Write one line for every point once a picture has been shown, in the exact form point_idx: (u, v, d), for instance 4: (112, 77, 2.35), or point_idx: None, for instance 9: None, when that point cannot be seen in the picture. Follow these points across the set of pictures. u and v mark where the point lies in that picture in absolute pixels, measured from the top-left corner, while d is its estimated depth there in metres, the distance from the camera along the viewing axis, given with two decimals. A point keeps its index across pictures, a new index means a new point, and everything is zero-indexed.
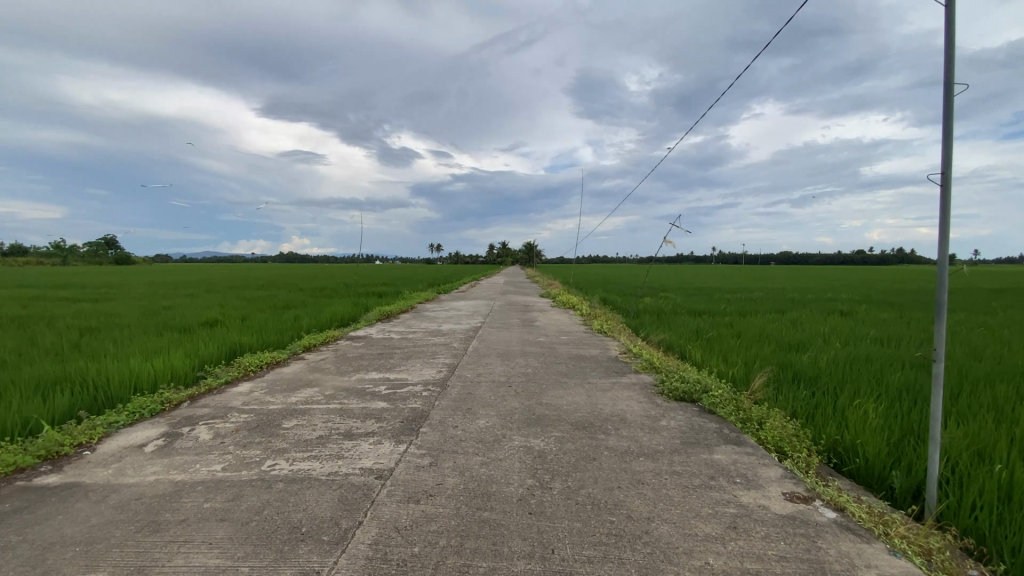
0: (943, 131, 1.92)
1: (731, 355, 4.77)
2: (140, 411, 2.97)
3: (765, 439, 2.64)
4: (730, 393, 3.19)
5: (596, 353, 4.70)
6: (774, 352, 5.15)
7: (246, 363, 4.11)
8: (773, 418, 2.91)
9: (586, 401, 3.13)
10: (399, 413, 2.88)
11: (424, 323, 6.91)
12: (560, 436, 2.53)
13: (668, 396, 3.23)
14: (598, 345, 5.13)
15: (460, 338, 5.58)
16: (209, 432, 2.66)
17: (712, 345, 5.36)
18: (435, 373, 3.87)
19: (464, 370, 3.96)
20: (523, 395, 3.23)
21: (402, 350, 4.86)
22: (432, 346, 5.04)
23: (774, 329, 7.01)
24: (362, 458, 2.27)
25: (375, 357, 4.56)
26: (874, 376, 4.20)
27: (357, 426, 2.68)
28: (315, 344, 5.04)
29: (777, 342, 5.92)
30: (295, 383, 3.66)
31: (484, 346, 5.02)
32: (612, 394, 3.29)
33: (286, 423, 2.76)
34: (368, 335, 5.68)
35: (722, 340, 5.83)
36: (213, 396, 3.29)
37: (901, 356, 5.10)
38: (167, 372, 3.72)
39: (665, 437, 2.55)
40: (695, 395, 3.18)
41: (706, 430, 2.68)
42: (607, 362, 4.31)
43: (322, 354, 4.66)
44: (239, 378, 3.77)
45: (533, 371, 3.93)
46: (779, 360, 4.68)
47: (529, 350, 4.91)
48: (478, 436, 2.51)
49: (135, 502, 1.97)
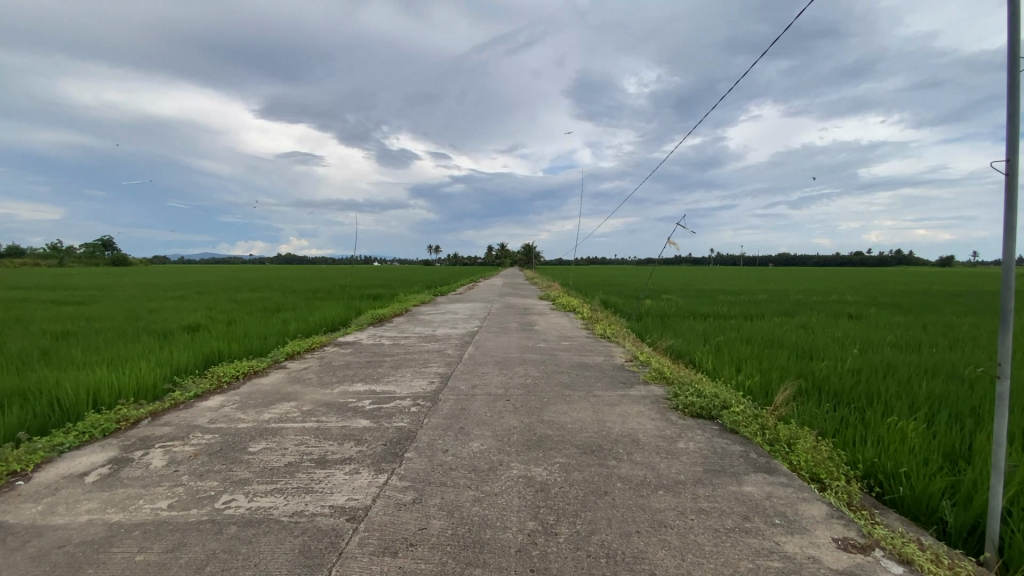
0: (1009, 106, 1.61)
1: (745, 364, 4.45)
2: (90, 431, 2.64)
3: (799, 465, 2.32)
4: (752, 409, 2.87)
5: (600, 361, 4.37)
6: (790, 360, 4.84)
7: (220, 373, 3.78)
8: (805, 439, 2.58)
9: (592, 418, 2.80)
10: (382, 435, 2.55)
11: (418, 328, 6.57)
12: (564, 463, 2.21)
13: (683, 412, 2.90)
14: (602, 351, 4.80)
15: (455, 344, 5.25)
16: (164, 458, 2.33)
17: (723, 353, 5.04)
18: (426, 384, 3.55)
19: (458, 381, 3.63)
20: (522, 411, 2.90)
21: (392, 358, 4.52)
22: (424, 353, 4.70)
23: (784, 334, 6.70)
24: (334, 493, 1.94)
25: (363, 365, 4.23)
26: (902, 387, 3.88)
27: (333, 450, 2.34)
28: (299, 351, 4.71)
29: (790, 348, 5.60)
30: (272, 396, 3.33)
31: (481, 354, 4.68)
32: (620, 410, 2.96)
33: (252, 446, 2.42)
34: (357, 341, 5.35)
35: (732, 345, 5.51)
36: (176, 413, 2.95)
37: (925, 364, 4.79)
38: (130, 384, 3.38)
39: (686, 464, 2.23)
40: (714, 411, 2.85)
41: (731, 454, 2.36)
42: (612, 371, 3.99)
43: (306, 362, 4.33)
44: (211, 390, 3.43)
45: (533, 382, 3.60)
46: (796, 369, 4.37)
47: (528, 357, 4.58)
48: (470, 463, 2.18)
49: (56, 552, 1.64)
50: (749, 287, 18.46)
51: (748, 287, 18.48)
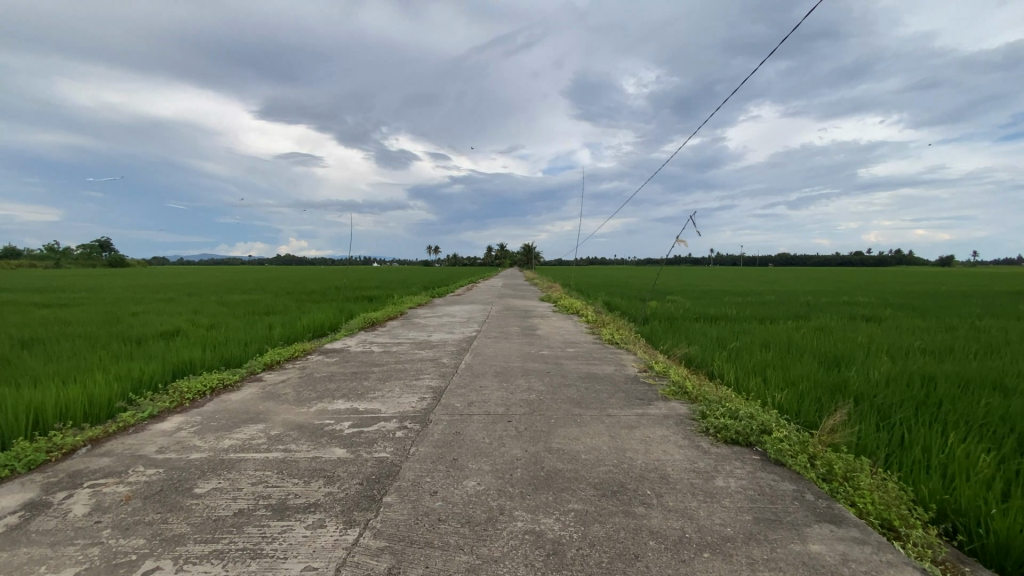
0: None
1: (771, 374, 4.04)
2: (12, 463, 2.22)
3: (866, 510, 1.90)
4: (797, 436, 2.45)
5: (611, 371, 3.95)
6: (817, 369, 4.42)
7: (185, 387, 3.36)
8: (865, 473, 2.17)
9: (609, 446, 2.38)
10: (359, 470, 2.12)
11: (412, 333, 6.12)
12: (580, 511, 1.78)
13: (714, 438, 2.48)
14: (613, 360, 4.36)
15: (451, 351, 4.80)
16: (90, 504, 1.90)
17: (743, 361, 4.61)
18: (416, 401, 3.12)
19: (452, 397, 3.20)
20: (526, 437, 2.47)
21: (380, 368, 4.08)
22: (416, 363, 4.26)
23: (802, 338, 6.27)
24: (288, 558, 1.51)
25: (348, 377, 3.80)
26: (951, 403, 3.45)
27: (297, 494, 1.91)
28: (279, 360, 4.27)
29: (814, 355, 5.18)
30: (238, 416, 2.89)
31: (478, 363, 4.24)
32: (641, 435, 2.54)
33: (199, 487, 1.99)
34: (344, 349, 4.90)
35: (752, 352, 5.08)
36: (122, 440, 2.52)
37: (967, 374, 4.36)
38: (78, 401, 2.96)
39: (730, 512, 1.80)
40: (752, 437, 2.43)
41: (783, 497, 1.93)
42: (625, 383, 3.57)
43: (284, 374, 3.89)
44: (170, 408, 3.01)
45: (537, 398, 3.17)
46: (828, 381, 3.96)
47: (531, 367, 4.15)
48: (464, 513, 1.75)
49: None
50: (753, 288, 17.95)
51: (753, 288, 17.97)
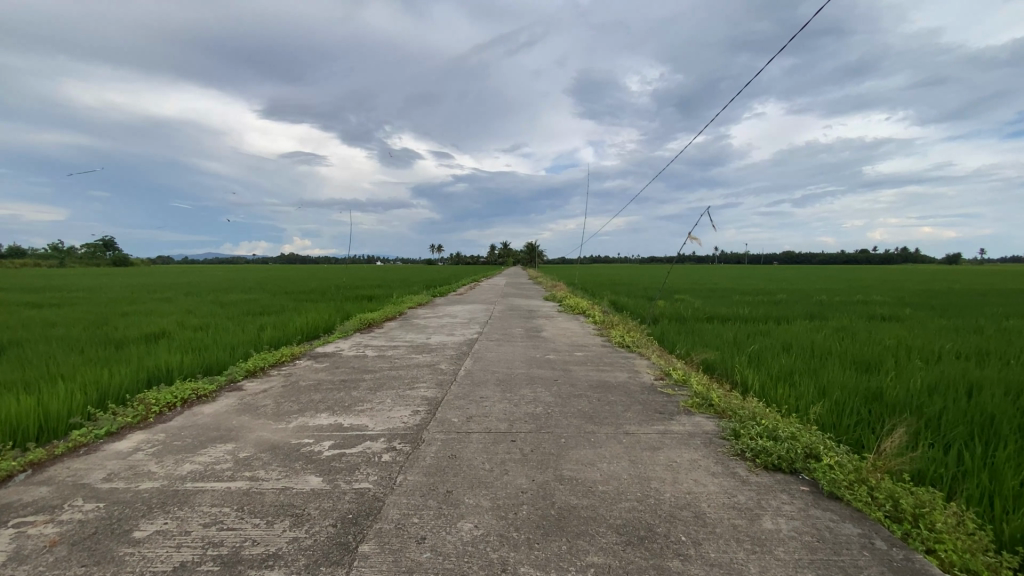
0: None
1: (800, 381, 3.67)
2: None
3: (951, 562, 1.54)
4: (850, 462, 2.09)
5: (625, 379, 3.60)
6: (848, 375, 4.05)
7: (154, 398, 3.03)
8: (940, 511, 1.81)
9: (629, 474, 2.03)
10: (334, 506, 1.78)
11: (409, 335, 5.75)
12: (601, 566, 1.43)
13: (752, 464, 2.13)
14: (626, 367, 3.99)
15: (450, 356, 4.45)
16: (6, 551, 1.56)
17: (767, 366, 4.25)
18: (408, 415, 2.78)
19: (449, 410, 2.85)
20: (534, 462, 2.12)
21: (372, 375, 3.74)
22: (411, 370, 3.91)
23: (824, 341, 5.89)
24: None
25: (336, 386, 3.46)
26: (1007, 417, 3.07)
27: (255, 541, 1.57)
28: (263, 366, 3.92)
29: (840, 359, 4.81)
30: (205, 436, 2.55)
31: (479, 370, 3.88)
32: (666, 459, 2.19)
33: (140, 530, 1.65)
34: (336, 354, 4.56)
35: (775, 357, 4.71)
36: (68, 466, 2.19)
37: (1012, 380, 3.98)
38: (29, 416, 2.62)
39: (788, 568, 1.45)
40: (797, 463, 2.08)
41: (848, 547, 1.59)
42: (641, 393, 3.22)
43: (267, 383, 3.55)
44: (133, 426, 2.68)
45: (544, 412, 2.83)
46: (865, 391, 3.59)
47: (537, 374, 3.79)
48: (457, 570, 1.41)
49: None
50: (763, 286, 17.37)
51: (763, 286, 17.37)
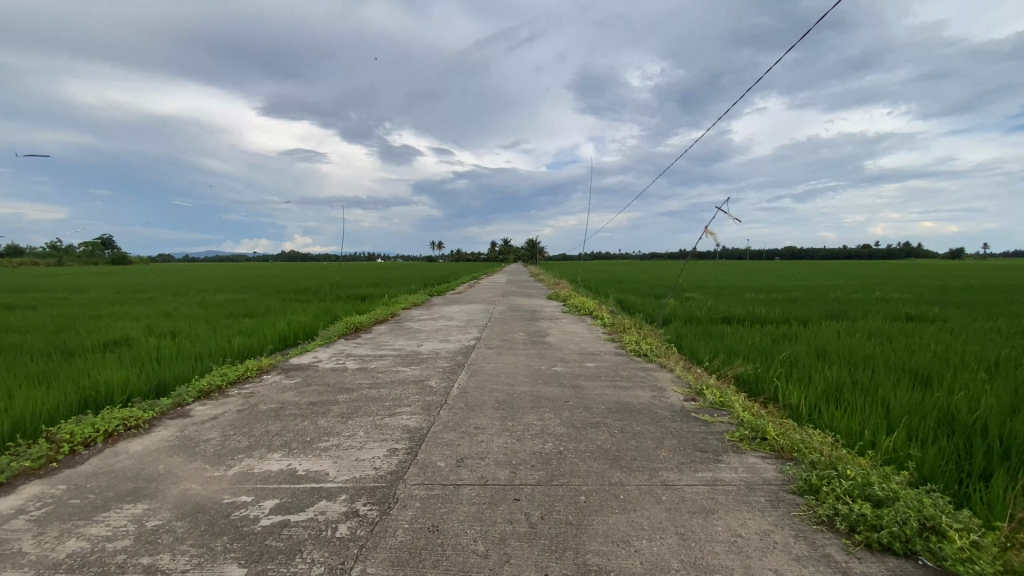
0: None
1: (858, 403, 3.08)
2: None
3: None
4: (988, 540, 1.50)
5: (651, 401, 3.00)
6: (908, 391, 3.43)
7: (72, 431, 2.45)
8: None
9: (682, 563, 1.43)
10: None
11: (398, 342, 5.11)
12: None
13: (847, 542, 1.54)
14: (647, 383, 3.38)
15: (441, 369, 3.83)
16: None
17: (811, 381, 3.64)
18: (382, 457, 2.18)
19: (435, 448, 2.26)
20: (546, 542, 1.52)
21: (347, 396, 3.14)
22: (395, 388, 3.31)
23: (860, 346, 5.30)
24: None
25: (301, 411, 2.87)
26: None
27: None
28: (220, 385, 3.32)
29: (886, 368, 4.22)
30: (115, 492, 1.96)
31: (475, 389, 3.28)
32: (729, 534, 1.59)
33: None
34: (310, 366, 3.96)
35: (816, 367, 4.09)
36: None
37: None
38: None
39: None
40: (914, 542, 1.49)
41: None
42: (672, 422, 2.63)
43: (219, 408, 2.95)
44: (32, 473, 2.11)
45: (555, 451, 2.22)
46: (939, 416, 2.98)
47: (543, 393, 3.18)
48: None
49: None
50: (779, 284, 16.38)
51: (779, 284, 16.38)
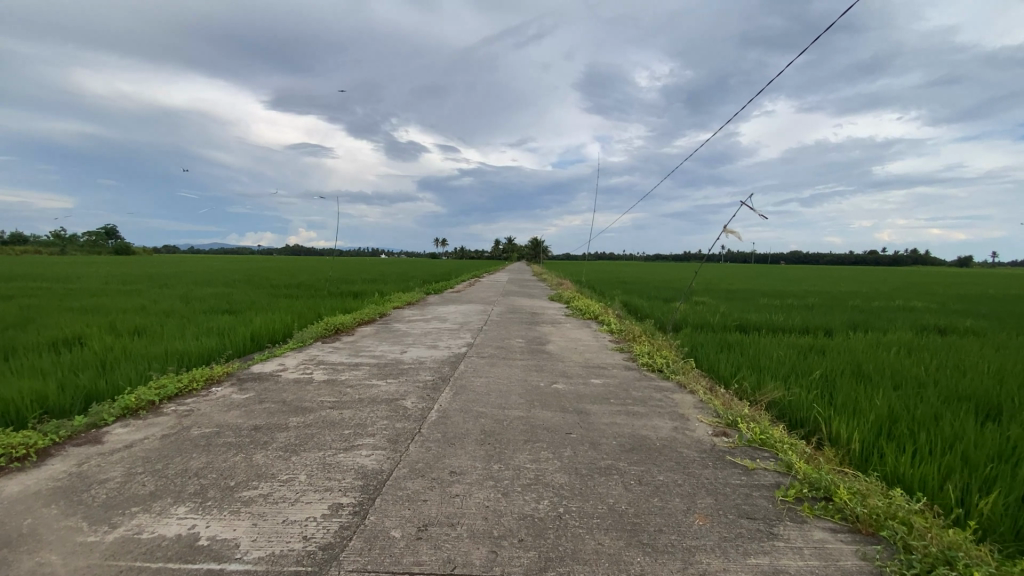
0: None
1: (925, 442, 2.51)
2: None
3: None
4: None
5: (674, 436, 2.42)
6: (977, 425, 2.85)
7: None
8: None
9: None
10: None
11: (379, 348, 4.53)
12: None
13: None
14: (666, 410, 2.80)
15: (422, 385, 3.26)
16: None
17: (859, 410, 3.05)
18: (319, 519, 1.62)
19: (392, 506, 1.69)
20: None
21: (300, 419, 2.57)
22: (361, 409, 2.74)
23: (898, 362, 4.71)
24: None
25: (236, 440, 2.30)
26: None
27: None
28: (153, 401, 2.78)
29: (939, 393, 3.63)
30: None
31: (458, 413, 2.71)
32: None
33: None
34: (270, 377, 3.41)
35: (858, 390, 3.51)
36: None
37: None
38: None
39: None
40: None
41: None
42: (702, 469, 2.05)
43: (140, 432, 2.40)
44: None
45: (551, 515, 1.65)
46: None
47: (541, 421, 2.61)
48: None
49: None
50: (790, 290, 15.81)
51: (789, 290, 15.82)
